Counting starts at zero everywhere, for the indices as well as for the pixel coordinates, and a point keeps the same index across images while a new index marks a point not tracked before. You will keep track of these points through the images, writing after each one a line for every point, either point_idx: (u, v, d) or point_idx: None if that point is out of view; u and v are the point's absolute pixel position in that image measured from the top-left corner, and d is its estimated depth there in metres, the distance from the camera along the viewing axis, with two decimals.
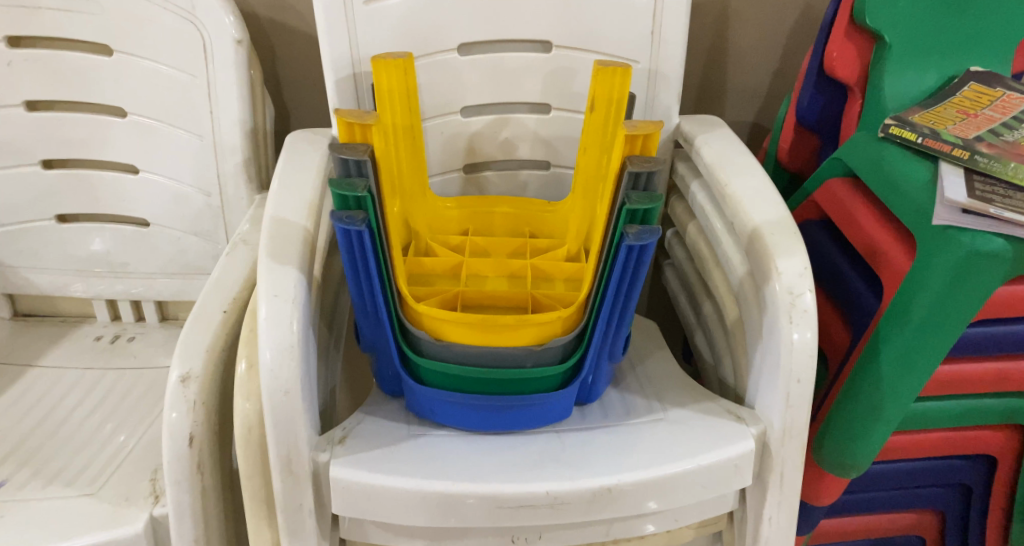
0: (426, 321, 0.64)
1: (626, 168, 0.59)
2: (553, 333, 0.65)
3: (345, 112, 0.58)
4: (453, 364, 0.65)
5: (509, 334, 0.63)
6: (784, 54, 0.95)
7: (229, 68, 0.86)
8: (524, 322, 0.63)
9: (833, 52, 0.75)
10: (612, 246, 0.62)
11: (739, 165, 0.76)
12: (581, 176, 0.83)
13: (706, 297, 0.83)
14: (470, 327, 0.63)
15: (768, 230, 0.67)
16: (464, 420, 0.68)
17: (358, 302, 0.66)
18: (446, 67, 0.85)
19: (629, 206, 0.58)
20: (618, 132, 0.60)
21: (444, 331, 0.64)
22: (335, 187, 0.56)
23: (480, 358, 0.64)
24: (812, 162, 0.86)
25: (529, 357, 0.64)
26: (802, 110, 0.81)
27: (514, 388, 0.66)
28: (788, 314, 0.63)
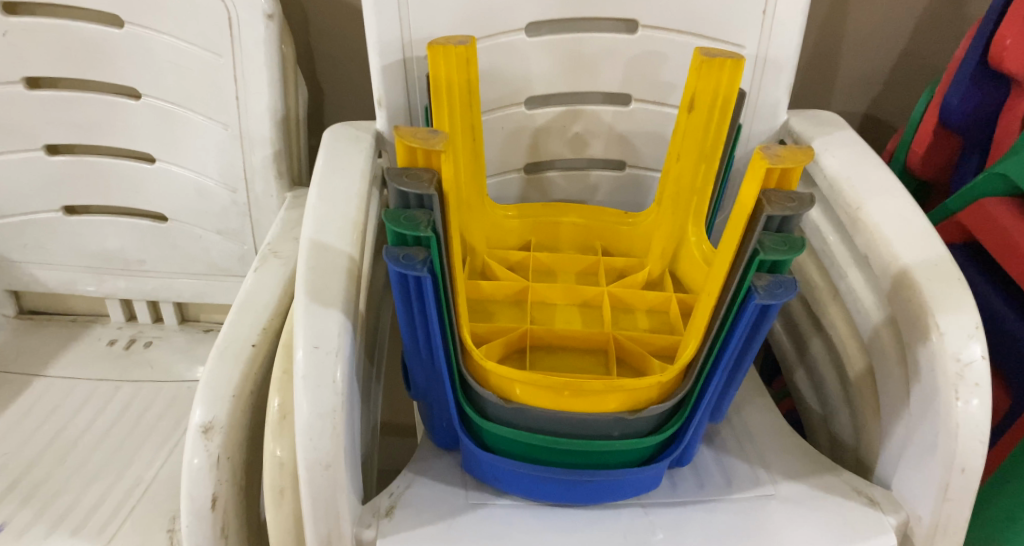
0: (493, 378, 0.53)
1: (761, 211, 0.45)
2: (649, 398, 0.53)
3: (406, 132, 0.47)
4: (525, 429, 0.53)
5: (596, 399, 0.51)
6: (914, 35, 0.79)
7: (258, 46, 0.72)
8: (617, 387, 0.51)
9: (1005, 39, 0.60)
10: (733, 302, 0.49)
11: (875, 182, 0.61)
12: (668, 187, 0.70)
13: (816, 335, 0.70)
14: (548, 391, 0.51)
15: (922, 273, 0.53)
16: (534, 492, 0.56)
17: (411, 350, 0.54)
18: (511, 49, 0.71)
19: (761, 255, 0.46)
20: (752, 157, 0.46)
21: (516, 392, 0.53)
22: (397, 226, 0.46)
23: (559, 426, 0.53)
24: (948, 172, 0.71)
25: (617, 425, 0.53)
26: (948, 108, 0.66)
27: (597, 459, 0.54)
28: (954, 389, 0.49)
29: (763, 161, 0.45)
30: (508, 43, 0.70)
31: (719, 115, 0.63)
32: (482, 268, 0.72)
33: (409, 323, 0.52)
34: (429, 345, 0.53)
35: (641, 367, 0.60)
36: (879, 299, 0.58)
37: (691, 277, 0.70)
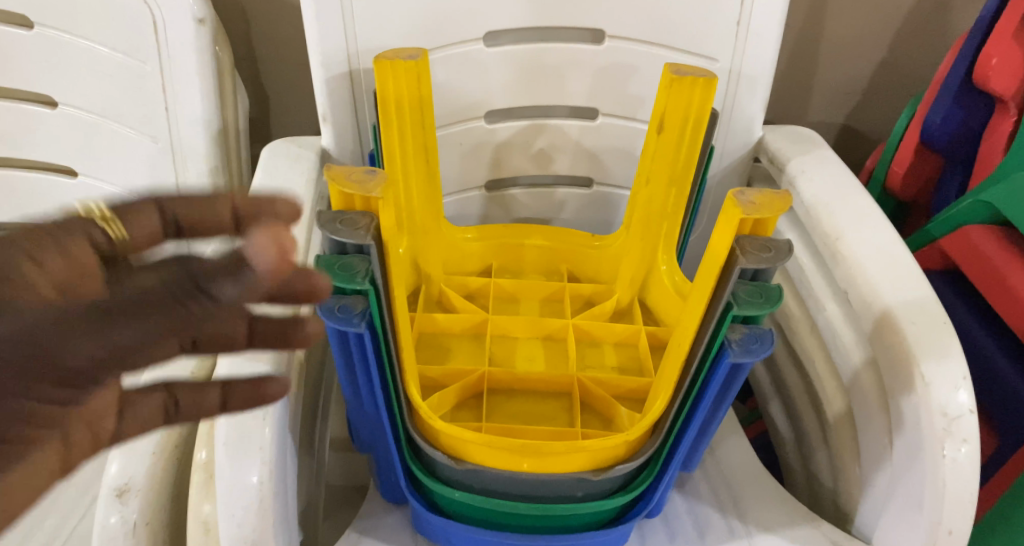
0: (444, 436, 0.48)
1: (735, 262, 0.41)
2: (615, 456, 0.48)
3: (340, 175, 0.42)
4: (480, 490, 0.49)
5: (557, 461, 0.47)
6: (896, 45, 0.75)
7: (188, 53, 0.65)
8: (579, 447, 0.46)
9: (990, 58, 0.56)
10: (706, 355, 0.45)
11: (856, 210, 0.57)
12: (637, 212, 0.65)
13: (792, 367, 0.66)
14: (504, 453, 0.47)
15: (906, 316, 0.49)
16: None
17: (354, 404, 0.49)
18: (469, 59, 0.65)
19: (735, 310, 0.42)
20: (725, 201, 0.42)
21: (469, 452, 0.48)
22: (334, 278, 0.41)
23: (516, 488, 0.48)
24: (929, 192, 0.67)
25: (580, 485, 0.48)
26: (929, 127, 0.62)
27: (559, 521, 0.50)
28: (940, 443, 0.45)
29: (737, 210, 0.41)
30: (465, 52, 0.65)
31: (691, 138, 0.59)
32: (439, 297, 0.67)
33: (351, 376, 0.47)
34: (372, 400, 0.47)
35: (608, 413, 0.56)
36: (860, 338, 0.54)
37: (661, 308, 0.65)
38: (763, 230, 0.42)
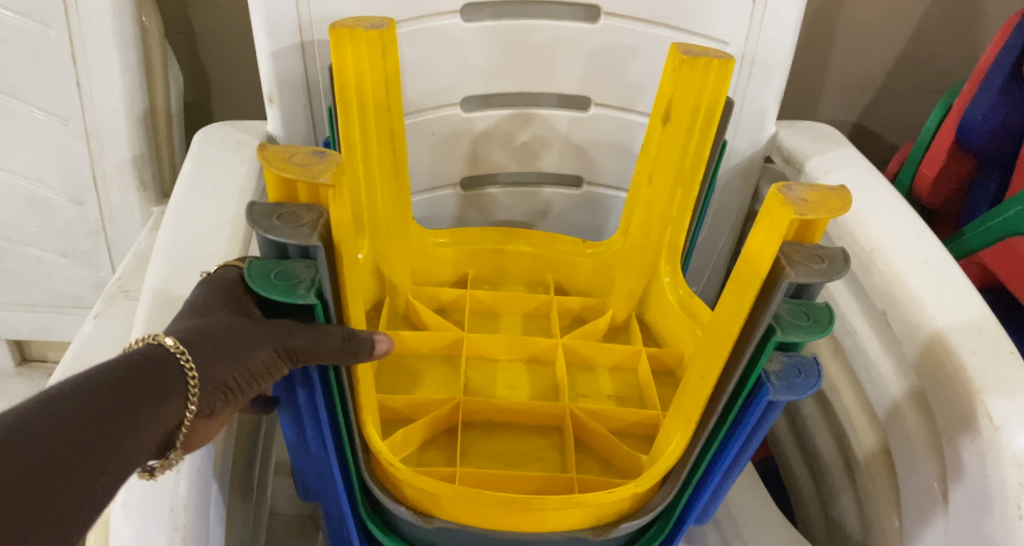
0: (409, 488, 0.39)
1: (781, 278, 0.32)
2: (619, 510, 0.40)
3: (276, 157, 0.31)
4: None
5: (550, 517, 0.38)
6: (916, 36, 0.68)
7: (104, 17, 0.54)
8: (579, 503, 0.37)
9: None
10: (737, 393, 0.37)
11: (892, 217, 0.49)
12: (638, 215, 0.56)
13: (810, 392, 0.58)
14: (486, 511, 0.38)
15: (964, 345, 0.41)
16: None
17: (296, 451, 0.40)
18: (444, 34, 0.56)
19: (778, 338, 0.33)
20: (765, 200, 0.33)
21: (439, 506, 0.39)
22: (274, 289, 0.31)
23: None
24: (960, 198, 0.60)
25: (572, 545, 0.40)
26: (969, 123, 0.55)
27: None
28: (1015, 502, 0.37)
29: (786, 210, 0.32)
30: (441, 25, 0.55)
31: (702, 131, 0.50)
32: (406, 310, 0.58)
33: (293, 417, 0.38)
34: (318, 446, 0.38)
35: (607, 453, 0.47)
36: (901, 364, 0.47)
37: (664, 326, 0.57)
38: (812, 236, 0.33)
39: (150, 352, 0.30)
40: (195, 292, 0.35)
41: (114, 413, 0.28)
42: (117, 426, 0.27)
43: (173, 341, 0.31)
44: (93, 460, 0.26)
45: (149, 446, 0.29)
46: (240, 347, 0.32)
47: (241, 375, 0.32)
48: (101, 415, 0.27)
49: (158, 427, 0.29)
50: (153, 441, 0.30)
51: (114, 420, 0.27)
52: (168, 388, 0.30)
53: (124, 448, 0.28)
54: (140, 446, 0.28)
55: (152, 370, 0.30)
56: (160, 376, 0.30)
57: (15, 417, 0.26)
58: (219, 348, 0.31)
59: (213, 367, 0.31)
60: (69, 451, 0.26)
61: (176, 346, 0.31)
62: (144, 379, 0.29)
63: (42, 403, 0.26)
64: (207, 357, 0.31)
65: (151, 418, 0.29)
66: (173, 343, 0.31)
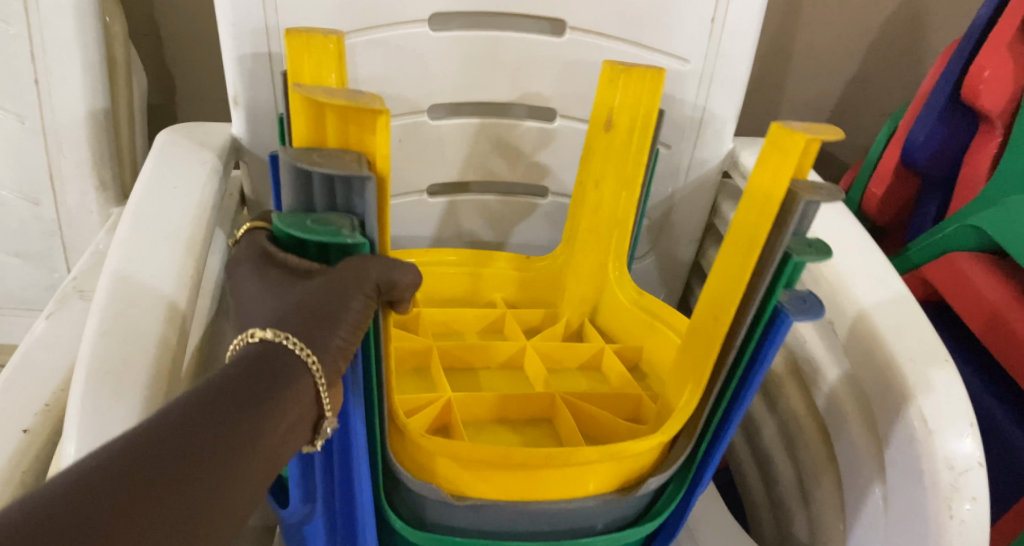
0: (439, 464, 0.38)
1: (798, 201, 0.34)
2: (642, 469, 0.42)
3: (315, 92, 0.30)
4: (488, 528, 0.41)
5: (581, 484, 0.39)
6: (867, 60, 0.71)
7: (67, 14, 0.54)
8: (615, 455, 0.38)
9: (984, 70, 0.51)
10: (747, 339, 0.39)
11: (836, 226, 0.51)
12: (582, 228, 0.57)
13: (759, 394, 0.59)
14: (518, 482, 0.38)
15: (903, 351, 0.43)
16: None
17: (306, 495, 0.38)
18: (413, 43, 0.56)
19: (793, 257, 0.35)
20: (773, 135, 0.37)
21: (470, 479, 0.39)
22: (313, 236, 0.29)
23: (525, 523, 0.40)
24: (904, 215, 0.63)
25: (603, 509, 0.41)
26: (913, 145, 0.57)
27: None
28: (946, 503, 0.39)
29: (798, 136, 0.35)
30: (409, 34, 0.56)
31: (642, 137, 0.52)
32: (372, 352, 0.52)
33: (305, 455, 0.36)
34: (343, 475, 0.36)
35: (600, 432, 0.48)
36: (839, 362, 0.49)
37: (619, 329, 0.58)
38: (802, 171, 0.36)
39: (255, 353, 0.27)
40: (244, 272, 0.32)
41: (223, 451, 0.24)
42: (221, 476, 0.23)
43: (274, 333, 0.28)
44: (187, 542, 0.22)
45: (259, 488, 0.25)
46: (335, 307, 0.29)
47: (341, 345, 0.29)
48: (201, 462, 0.23)
49: (278, 438, 0.26)
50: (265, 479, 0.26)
51: (220, 461, 0.23)
52: (286, 384, 0.27)
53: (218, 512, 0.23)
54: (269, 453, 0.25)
55: (265, 367, 0.27)
56: (279, 373, 0.27)
57: (90, 478, 0.21)
58: (320, 321, 0.28)
59: (318, 337, 0.28)
60: (193, 483, 0.22)
61: (287, 338, 0.28)
62: (257, 389, 0.26)
63: (145, 443, 0.22)
64: (303, 327, 0.28)
65: (274, 426, 0.26)
66: (276, 334, 0.27)
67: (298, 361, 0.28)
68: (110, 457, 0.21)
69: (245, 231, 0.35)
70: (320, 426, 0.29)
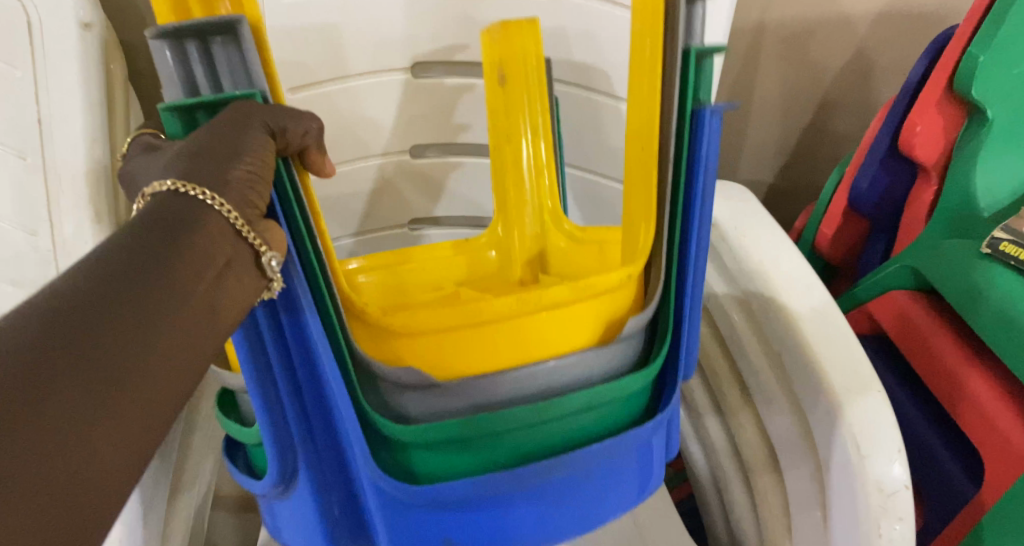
0: (398, 341, 0.34)
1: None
2: (621, 314, 0.39)
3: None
4: (480, 409, 0.36)
5: (549, 342, 0.37)
6: (823, 108, 0.75)
7: (70, 61, 0.59)
8: (588, 293, 0.37)
9: (916, 126, 0.56)
10: (675, 211, 0.38)
11: (790, 256, 0.54)
12: (508, 171, 0.49)
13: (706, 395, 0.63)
14: (499, 341, 0.36)
15: (839, 382, 0.47)
16: (505, 531, 0.39)
17: (265, 401, 0.35)
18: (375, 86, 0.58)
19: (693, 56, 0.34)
20: None
21: (437, 349, 0.35)
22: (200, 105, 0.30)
23: (518, 391, 0.37)
24: (856, 253, 0.68)
25: (591, 373, 0.38)
26: (858, 193, 0.62)
27: (574, 434, 0.39)
28: (875, 523, 0.43)
29: None
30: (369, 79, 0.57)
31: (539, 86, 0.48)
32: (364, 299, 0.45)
33: (250, 322, 0.33)
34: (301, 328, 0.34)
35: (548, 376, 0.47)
36: (780, 378, 0.53)
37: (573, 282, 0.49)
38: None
39: (155, 204, 0.29)
40: (136, 163, 0.33)
41: (141, 287, 0.26)
42: (145, 324, 0.26)
43: (166, 180, 0.29)
44: (130, 419, 0.25)
45: (201, 341, 0.28)
46: (230, 143, 0.29)
47: (247, 182, 0.30)
48: (119, 300, 0.25)
49: (202, 272, 0.28)
50: (203, 339, 0.28)
51: (144, 299, 0.26)
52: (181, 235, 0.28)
53: (152, 373, 0.25)
54: (173, 296, 0.27)
55: (166, 216, 0.29)
56: (185, 217, 0.29)
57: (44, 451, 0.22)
58: (212, 162, 0.29)
59: (213, 175, 0.29)
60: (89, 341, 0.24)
61: (180, 185, 0.29)
62: (166, 235, 0.28)
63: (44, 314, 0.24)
64: (201, 169, 0.29)
65: (173, 268, 0.27)
66: (166, 181, 0.29)
67: (202, 205, 0.30)
68: (27, 319, 0.24)
69: (133, 140, 0.37)
70: (263, 262, 0.30)
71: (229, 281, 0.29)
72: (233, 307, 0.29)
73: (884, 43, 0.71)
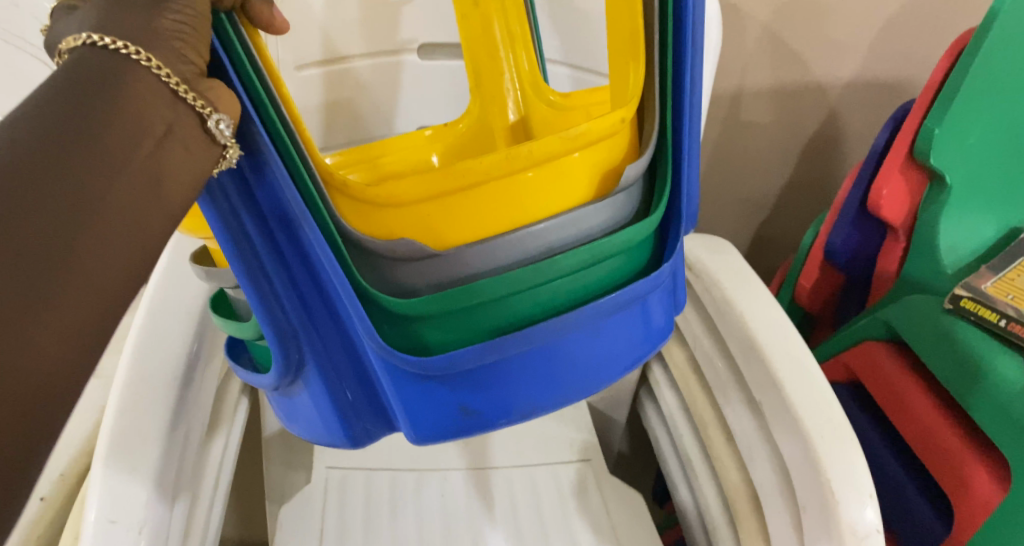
0: (378, 196, 0.31)
1: None
2: (618, 163, 0.36)
3: None
4: (473, 276, 0.34)
5: (539, 197, 0.34)
6: (799, 165, 0.80)
7: None
8: (584, 143, 0.33)
9: (882, 189, 0.59)
10: (663, 50, 0.36)
11: (766, 308, 0.58)
12: (479, 58, 0.48)
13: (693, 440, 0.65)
14: (480, 200, 0.33)
15: (814, 429, 0.50)
16: (523, 406, 0.37)
17: (239, 257, 0.32)
18: (378, 100, 0.60)
19: None
20: None
21: (422, 205, 0.32)
22: None
23: (512, 253, 0.34)
24: (832, 304, 0.72)
25: (593, 219, 0.35)
26: (833, 248, 0.65)
27: (577, 294, 0.36)
28: None
29: None
30: (366, 81, 0.59)
31: None
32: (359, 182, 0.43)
33: (215, 188, 0.31)
34: (270, 187, 0.31)
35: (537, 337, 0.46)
36: (761, 427, 0.56)
37: None
38: None
39: (75, 59, 0.27)
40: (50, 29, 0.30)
41: (60, 152, 0.24)
42: (62, 191, 0.24)
43: (92, 35, 0.27)
44: None
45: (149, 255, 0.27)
46: None
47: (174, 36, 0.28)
48: (49, 176, 0.24)
49: (138, 140, 0.26)
50: (146, 212, 0.26)
51: (58, 166, 0.24)
52: (99, 94, 0.26)
53: None
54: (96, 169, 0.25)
55: (85, 75, 0.26)
56: (110, 75, 0.26)
57: None
58: (136, 8, 0.28)
59: (136, 35, 0.27)
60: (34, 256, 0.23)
61: (97, 37, 0.27)
62: (87, 96, 0.26)
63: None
64: (123, 27, 0.27)
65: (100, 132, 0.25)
66: (82, 35, 0.27)
67: (129, 62, 0.27)
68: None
69: (55, 8, 0.30)
70: (210, 125, 0.28)
71: (174, 149, 0.27)
72: (180, 176, 0.27)
73: (854, 110, 0.76)
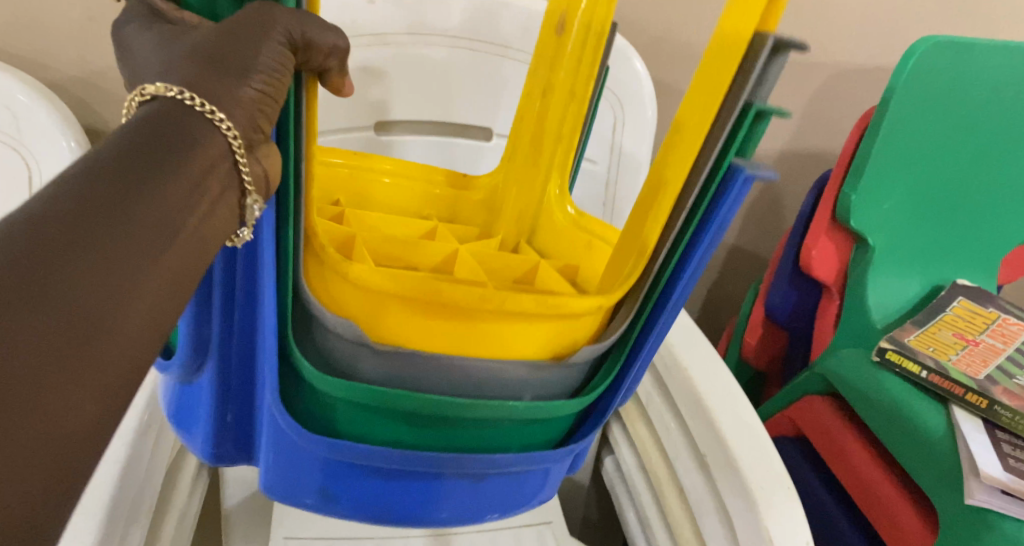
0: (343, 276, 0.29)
1: (766, 40, 0.27)
2: (577, 338, 0.33)
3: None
4: (405, 378, 0.31)
5: (499, 341, 0.31)
6: (742, 231, 0.86)
7: None
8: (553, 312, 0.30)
9: (812, 249, 0.63)
10: (696, 209, 0.31)
11: (712, 370, 0.60)
12: (521, 135, 0.41)
13: (649, 497, 0.65)
14: (441, 325, 0.30)
15: (755, 481, 0.52)
16: (385, 509, 0.34)
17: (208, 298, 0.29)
18: None
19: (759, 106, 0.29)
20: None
21: (381, 308, 0.30)
22: None
23: (453, 380, 0.31)
24: (779, 360, 0.75)
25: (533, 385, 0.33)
26: (773, 306, 0.69)
27: (503, 434, 0.33)
28: None
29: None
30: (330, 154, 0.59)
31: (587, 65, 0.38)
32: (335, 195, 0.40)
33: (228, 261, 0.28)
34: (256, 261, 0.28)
35: None
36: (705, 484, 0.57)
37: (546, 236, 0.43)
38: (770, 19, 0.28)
39: (152, 111, 0.24)
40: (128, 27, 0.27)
41: (117, 205, 0.20)
42: (115, 244, 0.20)
43: (166, 85, 0.24)
44: None
45: None
46: (241, 55, 0.24)
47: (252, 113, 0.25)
48: (87, 234, 0.19)
49: (194, 203, 0.22)
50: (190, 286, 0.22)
51: (107, 217, 0.20)
52: (169, 153, 0.22)
53: None
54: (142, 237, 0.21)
55: (158, 130, 0.23)
56: (184, 137, 0.23)
57: None
58: (224, 65, 0.24)
59: (217, 97, 0.24)
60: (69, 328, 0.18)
61: (185, 95, 0.24)
62: (157, 148, 0.22)
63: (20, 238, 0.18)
64: (207, 87, 0.24)
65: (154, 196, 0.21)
66: (173, 87, 0.24)
67: (204, 122, 0.24)
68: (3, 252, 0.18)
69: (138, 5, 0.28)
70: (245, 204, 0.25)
71: (222, 214, 0.24)
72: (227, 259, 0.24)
73: (789, 178, 0.82)
